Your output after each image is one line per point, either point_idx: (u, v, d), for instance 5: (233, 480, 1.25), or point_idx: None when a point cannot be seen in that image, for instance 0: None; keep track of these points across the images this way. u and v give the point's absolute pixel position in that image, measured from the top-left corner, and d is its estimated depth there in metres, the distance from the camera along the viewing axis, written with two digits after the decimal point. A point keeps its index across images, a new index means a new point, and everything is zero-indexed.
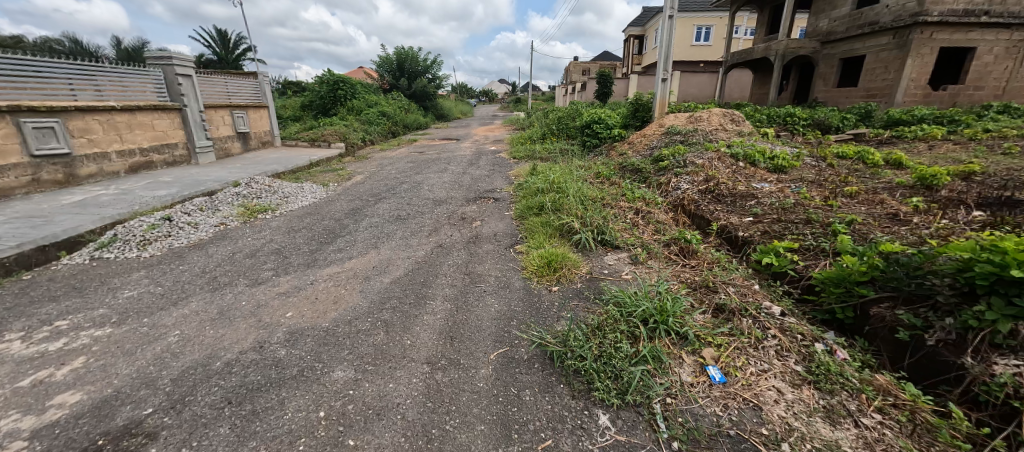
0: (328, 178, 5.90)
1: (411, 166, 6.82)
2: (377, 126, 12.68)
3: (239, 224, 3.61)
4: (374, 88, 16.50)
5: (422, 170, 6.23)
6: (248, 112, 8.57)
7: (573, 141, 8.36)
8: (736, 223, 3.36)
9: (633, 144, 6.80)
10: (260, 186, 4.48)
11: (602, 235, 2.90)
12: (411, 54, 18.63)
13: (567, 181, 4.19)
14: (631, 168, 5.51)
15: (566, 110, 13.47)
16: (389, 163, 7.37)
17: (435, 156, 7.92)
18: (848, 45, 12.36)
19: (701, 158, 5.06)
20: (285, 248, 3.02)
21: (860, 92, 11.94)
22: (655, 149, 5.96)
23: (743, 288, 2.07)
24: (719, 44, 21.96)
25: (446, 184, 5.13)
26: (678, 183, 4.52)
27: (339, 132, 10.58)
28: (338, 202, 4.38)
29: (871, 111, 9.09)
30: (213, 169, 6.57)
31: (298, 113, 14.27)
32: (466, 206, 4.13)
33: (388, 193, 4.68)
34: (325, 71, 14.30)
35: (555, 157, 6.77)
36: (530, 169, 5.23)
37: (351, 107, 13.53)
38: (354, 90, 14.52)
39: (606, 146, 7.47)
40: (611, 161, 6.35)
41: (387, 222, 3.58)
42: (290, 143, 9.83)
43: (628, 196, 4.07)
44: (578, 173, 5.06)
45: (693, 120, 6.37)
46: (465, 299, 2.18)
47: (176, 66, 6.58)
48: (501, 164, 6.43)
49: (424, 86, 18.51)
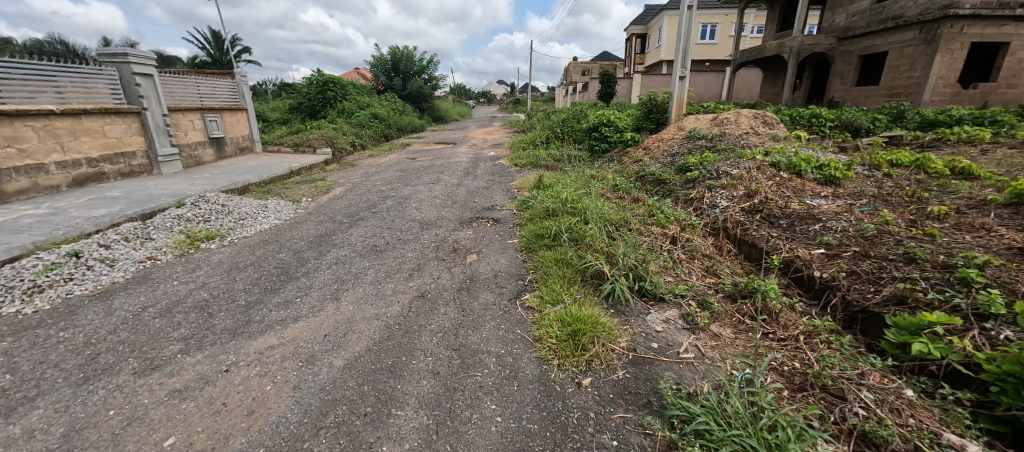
0: (303, 191, 5.17)
1: (400, 174, 6.11)
2: (369, 129, 11.95)
3: (171, 259, 2.86)
4: (367, 89, 15.78)
5: (411, 180, 5.50)
6: (223, 116, 7.81)
7: (580, 146, 7.64)
8: (807, 258, 2.61)
9: (649, 150, 6.06)
10: (210, 206, 3.71)
11: (641, 283, 2.15)
12: (406, 54, 17.96)
13: (584, 199, 3.44)
14: (652, 179, 4.77)
15: (569, 111, 12.77)
16: (376, 171, 6.66)
17: (428, 163, 7.19)
18: (869, 41, 11.62)
19: (735, 167, 4.32)
20: (214, 299, 2.27)
21: (882, 91, 11.21)
22: (678, 156, 5.22)
23: (890, 397, 1.31)
24: (725, 43, 21.25)
25: (437, 199, 4.40)
26: (714, 199, 3.77)
27: (327, 136, 9.85)
28: (306, 224, 3.64)
29: (903, 111, 8.34)
30: (175, 181, 5.81)
31: (286, 116, 13.54)
32: (459, 230, 3.38)
33: (368, 212, 3.94)
34: (315, 72, 13.57)
35: (561, 165, 6.04)
36: (536, 182, 4.49)
37: (342, 110, 12.81)
38: (346, 92, 13.81)
39: (618, 152, 6.75)
40: (627, 169, 5.61)
41: (358, 255, 2.83)
42: (273, 149, 9.08)
43: (659, 218, 3.32)
44: (593, 186, 4.32)
45: (719, 123, 5.62)
46: (451, 406, 1.42)
47: (133, 64, 5.82)
48: (500, 174, 5.70)
49: (420, 87, 17.79)
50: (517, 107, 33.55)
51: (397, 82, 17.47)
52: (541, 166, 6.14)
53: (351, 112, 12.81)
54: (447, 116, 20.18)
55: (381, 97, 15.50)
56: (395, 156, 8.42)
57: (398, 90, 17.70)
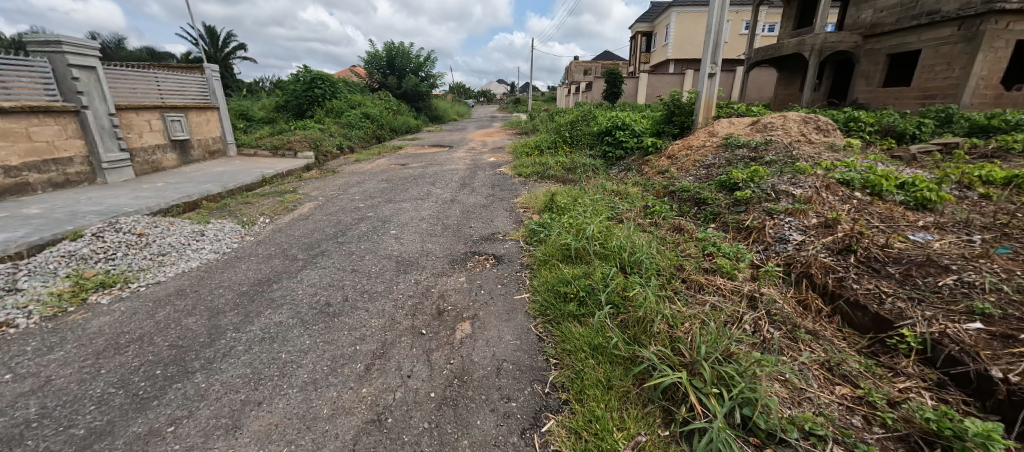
0: (267, 208, 4.30)
1: (385, 184, 5.26)
2: (359, 130, 11.08)
3: (31, 326, 2.00)
4: (359, 87, 14.91)
5: (396, 194, 4.64)
6: (188, 115, 6.92)
7: (591, 152, 6.80)
8: (965, 341, 1.74)
9: (676, 158, 5.19)
10: (120, 237, 2.81)
11: (744, 410, 1.29)
12: (402, 50, 17.13)
13: (616, 233, 2.58)
14: (688, 197, 3.92)
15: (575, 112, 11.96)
16: (359, 179, 5.79)
17: (419, 170, 6.33)
18: (898, 38, 10.76)
19: (796, 185, 3.46)
20: (42, 420, 1.40)
21: (913, 92, 10.33)
22: (717, 169, 4.34)
23: None
24: (735, 41, 20.39)
25: (426, 221, 3.54)
26: (781, 231, 2.91)
27: (310, 138, 8.98)
28: (248, 261, 2.78)
29: (952, 116, 7.44)
30: (119, 192, 4.94)
31: (272, 115, 12.67)
32: (448, 273, 2.51)
33: (333, 242, 3.08)
34: (303, 68, 12.70)
35: (574, 177, 5.19)
36: (547, 201, 3.64)
37: (331, 109, 11.95)
38: (336, 90, 12.94)
39: (636, 161, 5.90)
40: (652, 184, 4.76)
41: (299, 322, 1.97)
42: (250, 152, 8.21)
43: (718, 261, 2.46)
44: (617, 209, 3.47)
45: (760, 128, 4.74)
46: None
47: (69, 55, 4.94)
48: (503, 187, 4.84)
49: (415, 84, 16.94)
50: (517, 107, 32.65)
51: (392, 79, 16.61)
52: (550, 177, 5.28)
53: (341, 111, 11.94)
54: (444, 116, 19.33)
55: (375, 95, 14.65)
56: (384, 161, 7.56)
57: (392, 88, 16.85)
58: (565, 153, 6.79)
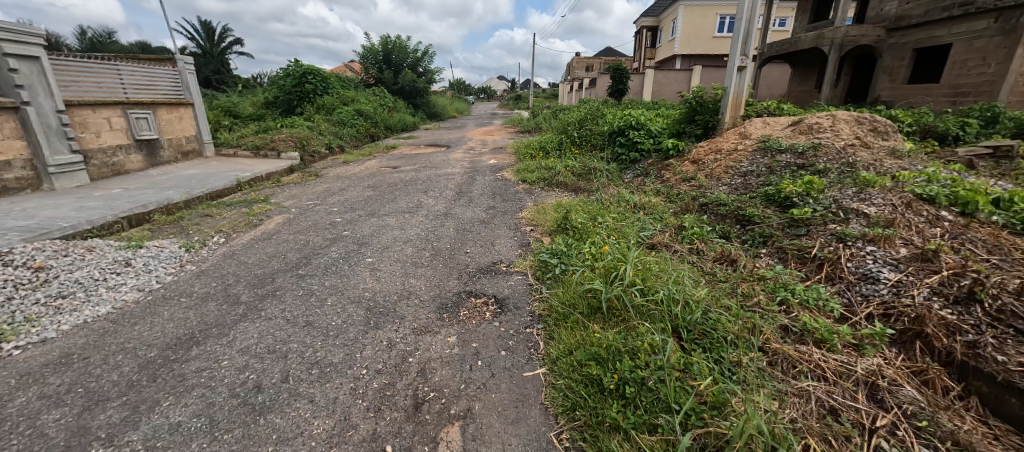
0: (227, 222, 3.66)
1: (370, 192, 4.62)
2: (351, 128, 10.42)
3: None
4: (353, 82, 14.22)
5: (381, 205, 3.99)
6: (156, 113, 6.25)
7: (602, 155, 6.14)
8: None
9: (703, 163, 4.53)
10: (8, 273, 2.16)
11: None
12: (399, 44, 16.46)
13: (658, 276, 1.94)
14: (728, 214, 3.27)
15: (579, 110, 11.34)
16: (343, 185, 5.15)
17: (411, 174, 5.68)
18: (926, 32, 10.04)
19: (867, 202, 2.80)
20: None
21: (943, 89, 9.61)
22: (758, 179, 3.69)
23: None
24: None
25: (411, 244, 2.90)
26: (866, 266, 2.25)
27: (296, 137, 8.32)
28: (176, 304, 2.14)
29: (999, 114, 6.73)
30: (62, 201, 4.28)
31: (260, 112, 12.00)
32: (433, 329, 1.86)
33: (291, 276, 2.43)
34: (292, 62, 12.02)
35: (586, 186, 4.54)
36: (560, 219, 2.99)
37: (322, 105, 11.29)
38: (328, 85, 12.26)
39: (655, 165, 5.25)
40: (678, 195, 4.11)
41: (206, 425, 1.32)
42: (229, 153, 7.55)
43: (800, 317, 1.81)
44: (647, 231, 2.83)
45: (804, 129, 4.06)
46: None
47: (5, 42, 4.27)
48: (506, 197, 4.18)
49: (413, 80, 16.27)
50: (518, 104, 31.96)
51: (388, 74, 15.94)
52: (559, 185, 4.63)
53: (332, 108, 11.27)
54: (443, 113, 18.65)
55: (369, 91, 13.97)
56: (374, 163, 6.90)
57: (389, 84, 16.16)
58: (573, 156, 6.14)
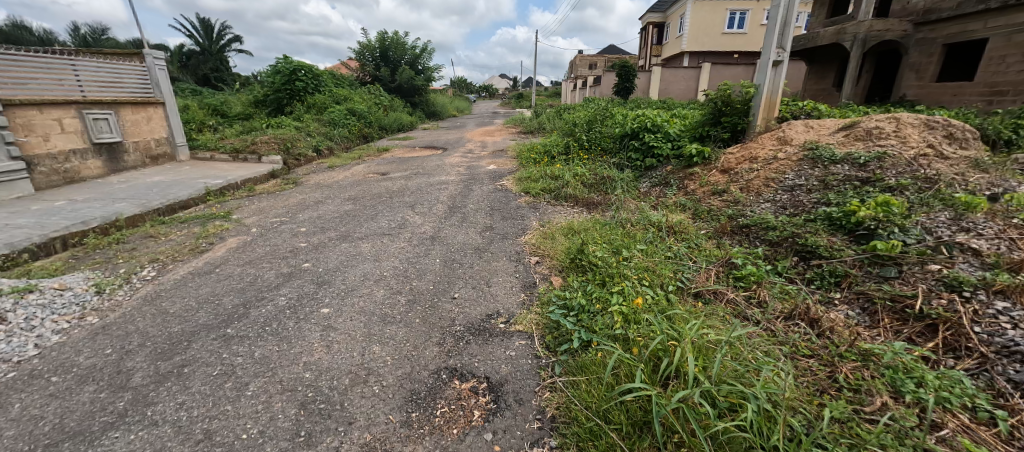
0: (170, 246, 3.04)
1: (350, 205, 4.01)
2: (342, 129, 9.81)
3: None
4: (348, 80, 13.60)
5: (358, 224, 3.36)
6: (119, 113, 5.64)
7: (614, 160, 5.51)
8: None
9: (736, 173, 3.89)
10: None
11: None
12: (396, 40, 15.81)
13: (729, 367, 1.30)
14: (782, 243, 2.63)
15: (585, 109, 10.69)
16: (321, 195, 4.53)
17: (401, 182, 5.07)
18: (955, 27, 9.32)
19: (973, 233, 2.15)
20: None
21: (978, 87, 8.82)
22: (812, 196, 3.05)
23: None
24: (754, 33, 18.96)
25: (384, 283, 2.27)
26: (1005, 334, 1.60)
27: (281, 139, 7.72)
28: (38, 391, 1.52)
29: None
30: None
31: (248, 111, 11.40)
32: (391, 448, 1.23)
33: (213, 338, 1.79)
34: (282, 58, 11.39)
35: (599, 200, 3.92)
36: (574, 252, 2.37)
37: (313, 104, 10.67)
38: (319, 83, 11.64)
39: (677, 174, 4.61)
40: (710, 212, 3.48)
41: None
42: (206, 156, 6.94)
43: (957, 440, 1.18)
44: (687, 270, 2.19)
45: (860, 134, 3.41)
46: None
47: None
48: (506, 214, 3.56)
49: (410, 78, 15.64)
50: (520, 103, 31.27)
51: (385, 71, 15.30)
52: (568, 197, 4.00)
53: (324, 107, 10.66)
54: (442, 112, 18.01)
55: (364, 89, 13.35)
56: (361, 168, 6.29)
57: (385, 81, 15.52)
58: (582, 162, 5.52)
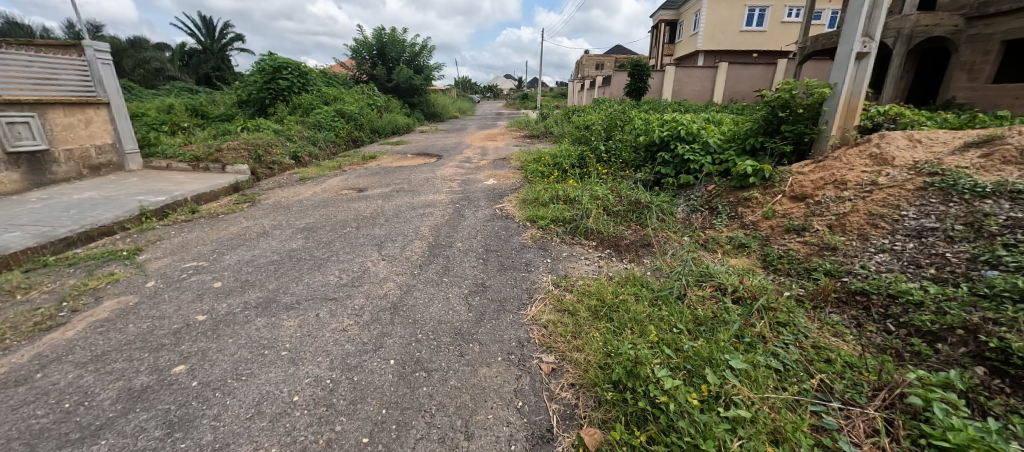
0: (11, 313, 2.08)
1: (299, 240, 3.04)
2: (328, 132, 8.87)
3: None
4: (341, 79, 12.68)
5: (295, 277, 2.39)
6: (46, 115, 4.72)
7: (640, 177, 4.54)
8: None
9: (818, 202, 2.88)
10: None
11: None
12: (394, 37, 14.89)
13: None
14: (950, 338, 1.63)
15: (597, 113, 9.70)
16: (270, 222, 3.56)
17: (376, 203, 4.10)
18: (1015, 21, 7.81)
19: None
20: None
21: None
22: (959, 250, 2.04)
23: None
24: (775, 31, 17.85)
25: (284, 427, 1.29)
26: None
27: (253, 145, 6.79)
28: None
29: None
30: None
31: (230, 112, 10.51)
32: None
33: None
34: (267, 55, 10.49)
35: (632, 235, 2.93)
36: (620, 369, 1.38)
37: (299, 105, 9.77)
38: (307, 82, 10.73)
39: (726, 197, 3.60)
40: (792, 262, 2.49)
41: None
42: (162, 165, 6.02)
43: None
44: (834, 426, 1.21)
45: (1009, 155, 2.40)
46: None
47: None
48: (505, 262, 2.57)
49: (408, 77, 14.70)
50: (524, 104, 30.33)
51: (381, 70, 14.37)
52: (588, 231, 3.00)
53: (310, 108, 9.75)
54: (443, 113, 17.09)
55: (358, 88, 12.42)
56: (337, 181, 5.33)
57: (382, 81, 14.59)
58: (600, 178, 4.56)
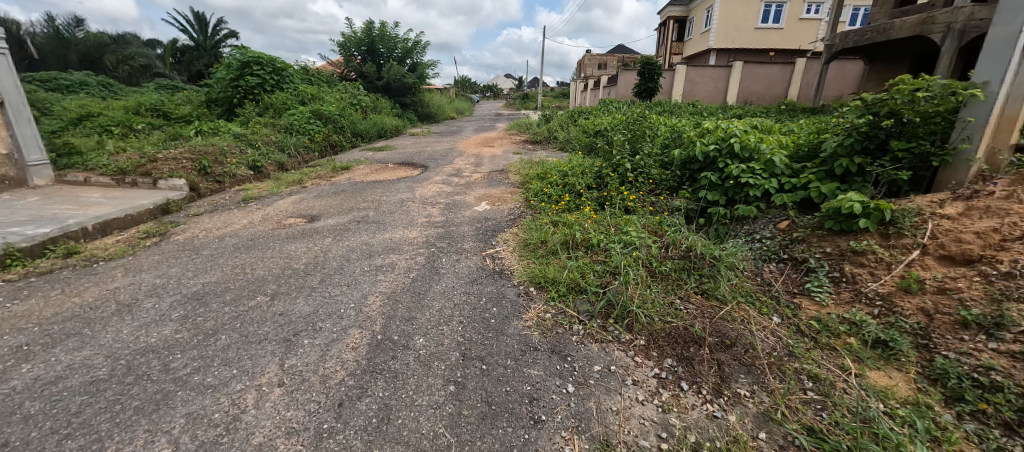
0: None
1: (166, 327, 1.91)
2: (300, 136, 7.76)
3: None
4: (324, 76, 11.54)
5: (90, 441, 1.26)
6: None
7: (679, 206, 3.45)
8: None
9: (1007, 275, 1.77)
10: None
11: None
12: (384, 31, 13.76)
13: None
14: None
15: (608, 117, 8.62)
16: (153, 279, 2.43)
17: (320, 242, 2.97)
18: None
19: None
20: None
21: None
22: None
23: None
24: (792, 28, 16.75)
25: None
26: None
27: (199, 154, 5.67)
28: None
29: None
30: None
31: (195, 112, 9.38)
32: None
33: None
34: (236, 49, 9.36)
35: (702, 324, 1.82)
36: None
37: (270, 106, 8.66)
38: (282, 79, 9.60)
39: (819, 246, 2.50)
40: (1014, 403, 1.39)
41: None
42: (78, 180, 4.90)
43: None
44: None
45: None
46: None
47: None
48: (491, 394, 1.44)
49: (399, 75, 13.57)
50: (525, 104, 29.17)
51: (369, 66, 13.23)
52: (629, 312, 1.89)
53: (283, 109, 8.63)
54: (437, 114, 15.97)
55: (342, 87, 11.29)
56: (287, 203, 4.20)
57: (370, 79, 13.46)
58: (628, 209, 3.47)
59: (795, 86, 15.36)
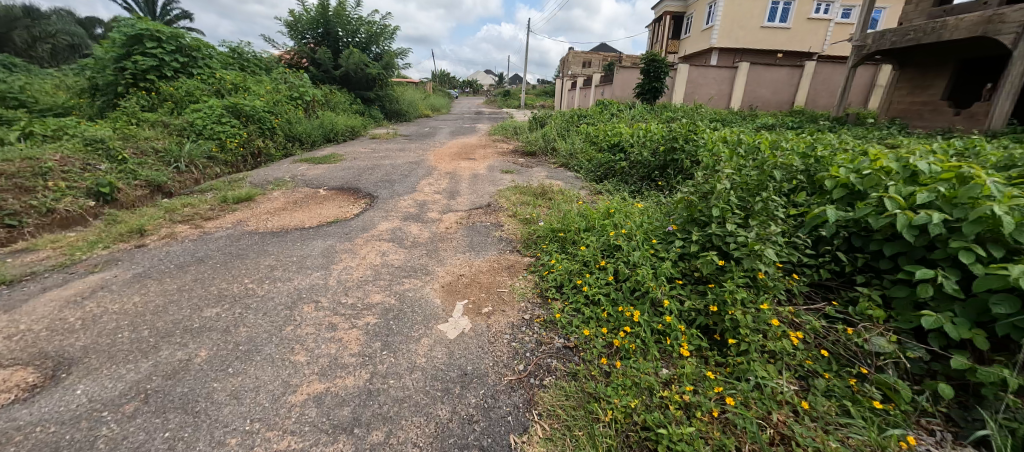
0: None
1: None
2: (200, 142, 5.48)
3: None
4: (260, 61, 9.14)
5: None
6: None
7: (892, 354, 1.57)
8: None
9: None
10: None
11: None
12: (343, 10, 11.37)
13: None
14: None
15: (622, 125, 6.79)
16: None
17: None
18: None
19: None
20: None
21: None
22: None
23: None
24: (800, 28, 15.44)
25: None
26: None
27: None
28: None
29: None
30: None
31: (65, 101, 6.85)
32: None
33: None
34: (125, 19, 6.88)
35: None
36: None
37: (168, 98, 6.31)
38: (192, 61, 7.22)
39: None
40: None
41: None
42: None
43: None
44: None
45: None
46: None
47: None
48: None
49: (361, 63, 11.26)
50: (507, 102, 27.14)
51: (323, 51, 10.86)
52: None
53: (186, 103, 6.32)
54: (408, 111, 13.72)
55: (283, 75, 8.94)
56: (55, 303, 2.04)
57: (325, 67, 11.11)
58: (779, 360, 1.58)
59: (804, 91, 14.07)
